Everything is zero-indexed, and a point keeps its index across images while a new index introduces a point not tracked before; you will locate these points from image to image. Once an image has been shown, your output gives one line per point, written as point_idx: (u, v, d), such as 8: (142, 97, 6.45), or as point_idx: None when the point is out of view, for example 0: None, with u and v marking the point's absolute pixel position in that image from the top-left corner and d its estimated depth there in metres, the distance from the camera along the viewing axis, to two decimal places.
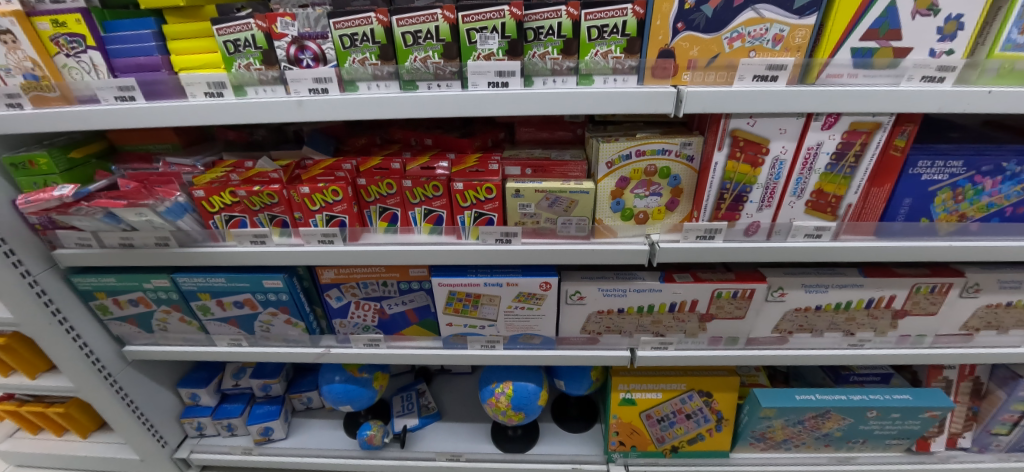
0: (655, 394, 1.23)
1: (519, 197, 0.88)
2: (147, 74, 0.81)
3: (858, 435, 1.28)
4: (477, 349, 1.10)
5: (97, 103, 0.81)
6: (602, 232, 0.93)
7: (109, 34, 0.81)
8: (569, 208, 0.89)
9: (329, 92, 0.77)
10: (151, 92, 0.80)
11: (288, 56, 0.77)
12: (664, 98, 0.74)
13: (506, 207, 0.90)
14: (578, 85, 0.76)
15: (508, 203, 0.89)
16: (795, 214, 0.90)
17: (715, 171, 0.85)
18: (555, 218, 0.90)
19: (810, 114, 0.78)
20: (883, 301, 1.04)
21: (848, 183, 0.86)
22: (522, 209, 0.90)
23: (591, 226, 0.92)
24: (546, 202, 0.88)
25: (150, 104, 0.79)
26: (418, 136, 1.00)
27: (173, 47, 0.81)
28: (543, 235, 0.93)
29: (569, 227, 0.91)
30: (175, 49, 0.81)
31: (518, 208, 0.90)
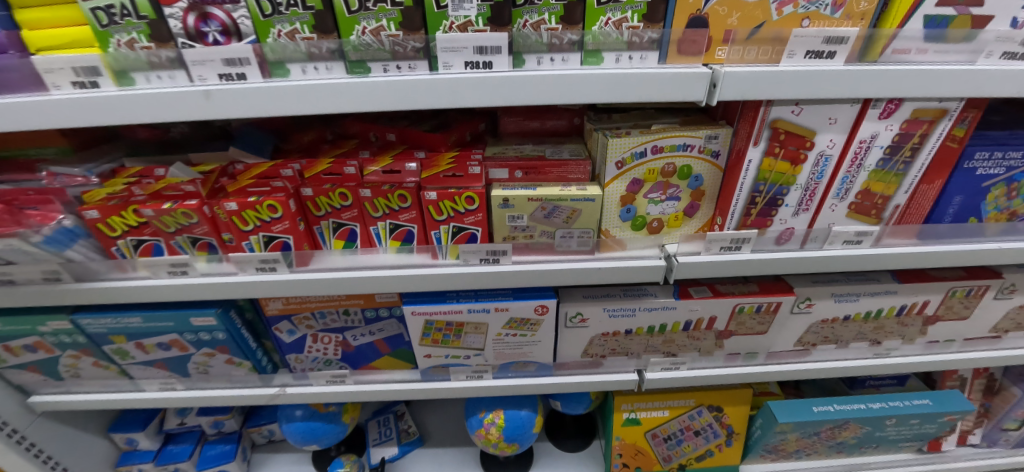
0: (662, 412, 1.11)
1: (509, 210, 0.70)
2: None
3: (874, 441, 1.19)
4: (461, 380, 0.94)
5: None
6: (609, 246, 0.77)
7: None
8: (570, 220, 0.72)
9: (249, 78, 0.57)
10: None
11: (184, 28, 0.55)
12: (694, 81, 0.58)
13: (493, 219, 0.72)
14: (583, 64, 0.58)
15: (496, 215, 0.71)
16: (835, 217, 0.76)
17: (747, 170, 0.69)
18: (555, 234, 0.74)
19: (868, 100, 0.63)
20: (916, 308, 0.94)
21: (898, 181, 0.72)
22: (511, 222, 0.72)
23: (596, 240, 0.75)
24: (542, 214, 0.71)
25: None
26: (379, 130, 0.81)
27: (22, 17, 0.57)
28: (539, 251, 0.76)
29: (570, 242, 0.75)
30: (25, 21, 0.57)
31: (507, 222, 0.72)
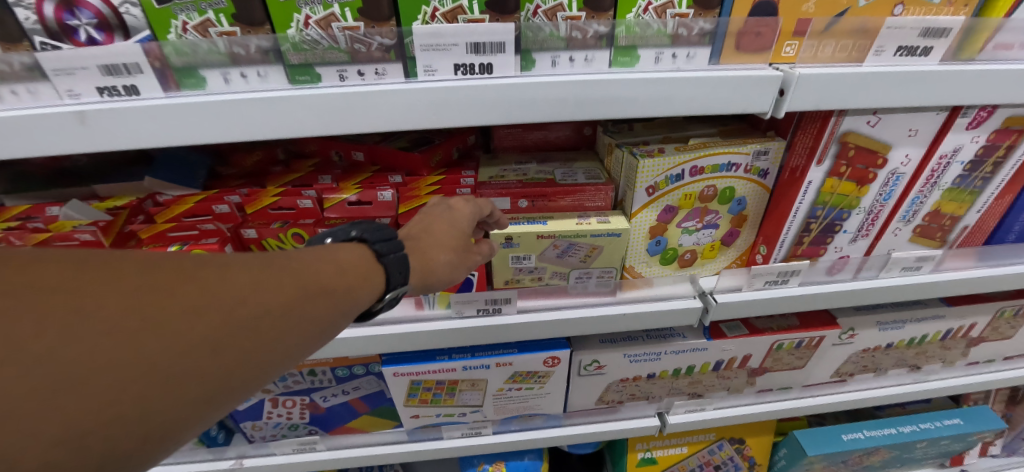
0: (680, 449, 0.99)
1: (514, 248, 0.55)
2: None
3: (900, 463, 1.11)
4: (455, 438, 0.79)
5: None
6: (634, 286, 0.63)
7: None
8: (589, 258, 0.58)
9: (143, 92, 0.40)
10: None
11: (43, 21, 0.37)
12: (759, 87, 0.44)
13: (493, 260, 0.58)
14: (612, 66, 0.43)
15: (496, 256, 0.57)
16: (896, 242, 0.64)
17: (805, 192, 0.56)
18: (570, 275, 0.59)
19: (959, 107, 0.51)
20: (962, 331, 0.84)
21: (972, 200, 0.61)
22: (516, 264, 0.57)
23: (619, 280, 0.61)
24: (555, 253, 0.57)
25: None
26: (343, 147, 0.64)
27: None
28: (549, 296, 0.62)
29: (588, 284, 0.61)
30: None
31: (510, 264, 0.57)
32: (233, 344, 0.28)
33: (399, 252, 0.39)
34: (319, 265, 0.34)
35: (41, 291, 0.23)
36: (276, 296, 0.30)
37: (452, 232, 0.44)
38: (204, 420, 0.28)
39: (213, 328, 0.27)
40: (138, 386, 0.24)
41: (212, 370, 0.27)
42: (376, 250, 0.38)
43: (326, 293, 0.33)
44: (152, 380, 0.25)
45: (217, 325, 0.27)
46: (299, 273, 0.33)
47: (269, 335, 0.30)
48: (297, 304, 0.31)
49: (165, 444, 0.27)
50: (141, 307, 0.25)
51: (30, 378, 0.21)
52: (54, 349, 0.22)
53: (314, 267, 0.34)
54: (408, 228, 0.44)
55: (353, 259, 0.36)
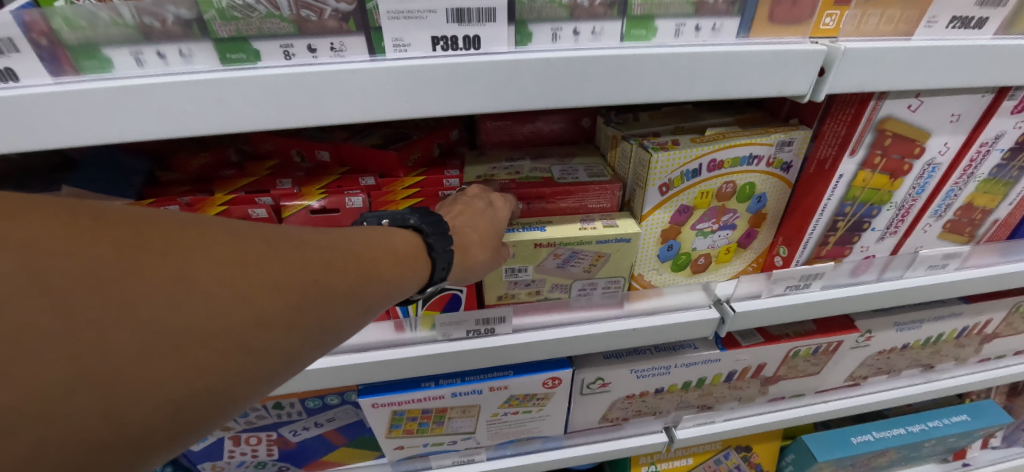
0: (685, 461, 0.93)
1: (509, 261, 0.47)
2: None
3: (906, 462, 1.08)
4: (445, 467, 0.71)
5: None
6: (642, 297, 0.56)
7: None
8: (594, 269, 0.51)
9: (25, 78, 0.30)
10: None
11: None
12: (797, 65, 0.37)
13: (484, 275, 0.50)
14: (625, 40, 0.36)
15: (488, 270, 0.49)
16: (924, 239, 0.59)
17: (834, 187, 0.50)
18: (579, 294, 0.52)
19: (1007, 88, 0.45)
20: (977, 328, 0.80)
21: (1006, 191, 0.56)
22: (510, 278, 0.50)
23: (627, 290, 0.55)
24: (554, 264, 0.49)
25: None
26: (305, 146, 0.55)
27: None
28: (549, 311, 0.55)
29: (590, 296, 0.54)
30: None
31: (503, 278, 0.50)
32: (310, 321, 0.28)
33: (446, 252, 0.38)
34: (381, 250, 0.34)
35: (154, 247, 0.22)
36: (346, 279, 0.30)
37: (493, 235, 0.42)
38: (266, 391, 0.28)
39: (296, 304, 0.27)
40: (233, 356, 0.24)
41: (290, 345, 0.27)
42: (426, 243, 0.38)
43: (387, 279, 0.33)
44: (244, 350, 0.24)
45: (302, 302, 0.27)
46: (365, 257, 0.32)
47: (341, 314, 0.30)
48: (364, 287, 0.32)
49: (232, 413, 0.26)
50: (242, 279, 0.24)
51: (135, 340, 0.20)
52: (167, 314, 0.21)
53: (374, 250, 0.34)
54: (452, 217, 0.42)
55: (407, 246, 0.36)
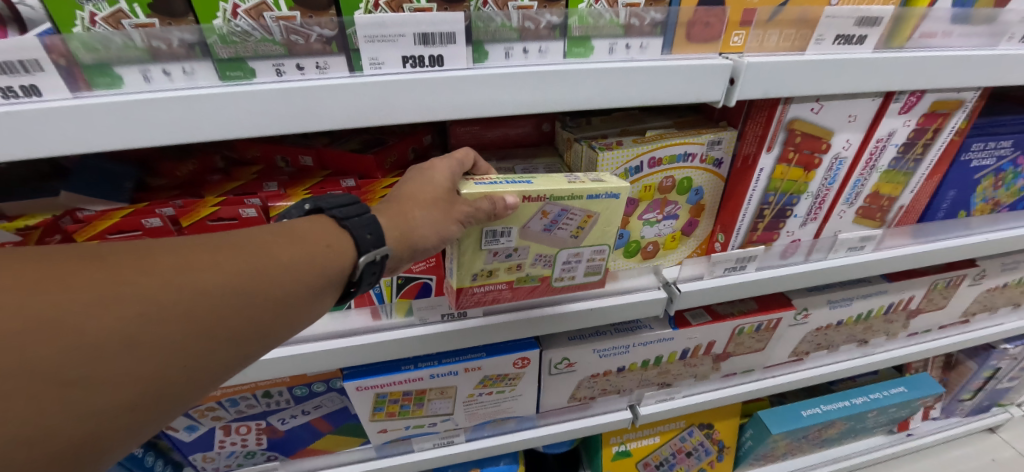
0: (653, 439, 1.00)
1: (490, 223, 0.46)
2: None
3: (854, 433, 1.18)
4: (427, 449, 0.76)
5: None
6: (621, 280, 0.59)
7: None
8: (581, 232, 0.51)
9: (46, 93, 0.35)
10: None
11: (13, 10, 0.35)
12: (710, 75, 0.45)
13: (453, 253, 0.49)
14: (567, 56, 0.42)
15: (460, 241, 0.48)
16: (841, 224, 0.67)
17: (758, 179, 0.58)
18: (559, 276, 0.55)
19: (891, 92, 0.54)
20: (902, 304, 0.90)
21: (906, 181, 0.65)
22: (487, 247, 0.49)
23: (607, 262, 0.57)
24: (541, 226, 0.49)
25: None
26: (289, 152, 0.60)
27: None
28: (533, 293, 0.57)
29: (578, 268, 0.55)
30: None
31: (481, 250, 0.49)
32: (196, 335, 0.31)
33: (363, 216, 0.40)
34: (284, 254, 0.36)
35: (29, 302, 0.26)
36: (237, 282, 0.33)
37: (428, 190, 0.44)
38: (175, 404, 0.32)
39: (180, 319, 0.31)
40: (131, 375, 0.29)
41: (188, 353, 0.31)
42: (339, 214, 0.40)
43: (286, 283, 0.36)
44: (125, 373, 0.28)
45: (189, 311, 0.31)
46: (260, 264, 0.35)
47: (241, 312, 0.34)
48: (257, 295, 0.34)
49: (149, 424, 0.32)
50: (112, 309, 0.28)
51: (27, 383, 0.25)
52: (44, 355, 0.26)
53: (274, 246, 0.36)
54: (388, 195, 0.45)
55: (319, 245, 0.38)
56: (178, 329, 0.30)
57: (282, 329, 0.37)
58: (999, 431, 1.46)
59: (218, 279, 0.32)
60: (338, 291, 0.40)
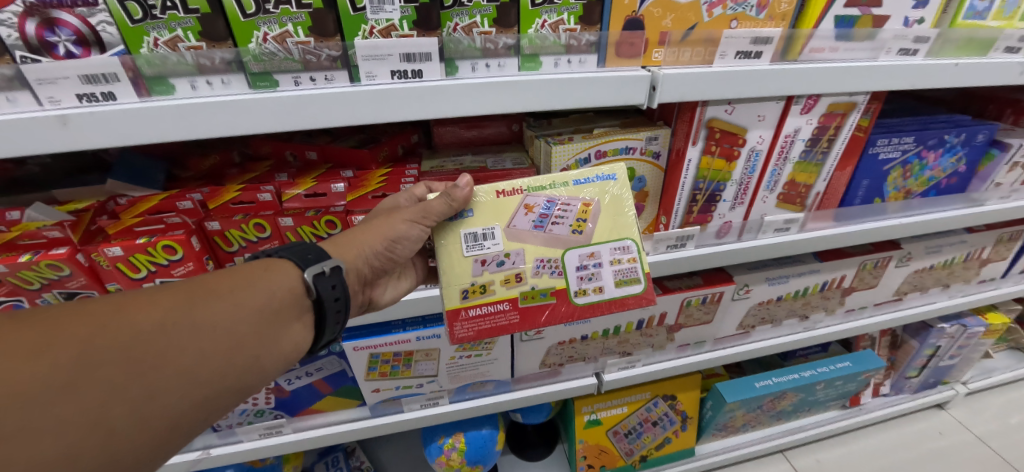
0: (621, 409, 1.11)
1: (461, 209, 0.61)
2: None
3: (807, 405, 1.29)
4: (416, 409, 0.87)
5: None
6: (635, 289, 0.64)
7: None
8: (581, 221, 0.63)
9: (119, 97, 0.46)
10: None
11: (95, 33, 0.44)
12: (634, 84, 0.57)
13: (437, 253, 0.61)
14: (521, 70, 0.55)
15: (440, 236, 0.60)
16: (766, 208, 0.80)
17: (687, 169, 0.70)
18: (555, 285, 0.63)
19: (791, 97, 0.66)
20: (836, 282, 1.02)
21: (818, 170, 0.77)
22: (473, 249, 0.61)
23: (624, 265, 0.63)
24: (530, 221, 0.61)
25: None
26: (296, 148, 0.72)
27: None
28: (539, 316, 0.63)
29: (600, 270, 0.62)
30: None
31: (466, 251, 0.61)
32: (172, 355, 0.39)
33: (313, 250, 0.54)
34: (230, 283, 0.46)
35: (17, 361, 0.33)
36: (191, 313, 0.42)
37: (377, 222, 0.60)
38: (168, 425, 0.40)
39: (149, 346, 0.38)
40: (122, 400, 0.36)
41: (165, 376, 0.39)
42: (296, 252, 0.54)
43: (233, 307, 0.45)
44: (114, 401, 0.36)
45: (155, 341, 0.39)
46: (206, 295, 0.44)
47: (203, 337, 0.42)
48: (215, 317, 0.43)
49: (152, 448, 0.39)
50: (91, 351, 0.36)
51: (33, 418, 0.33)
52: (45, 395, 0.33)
53: (214, 285, 0.46)
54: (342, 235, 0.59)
55: (262, 274, 0.49)
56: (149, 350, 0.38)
57: (245, 353, 0.45)
58: (947, 407, 1.59)
59: (172, 315, 0.41)
60: (285, 315, 0.50)
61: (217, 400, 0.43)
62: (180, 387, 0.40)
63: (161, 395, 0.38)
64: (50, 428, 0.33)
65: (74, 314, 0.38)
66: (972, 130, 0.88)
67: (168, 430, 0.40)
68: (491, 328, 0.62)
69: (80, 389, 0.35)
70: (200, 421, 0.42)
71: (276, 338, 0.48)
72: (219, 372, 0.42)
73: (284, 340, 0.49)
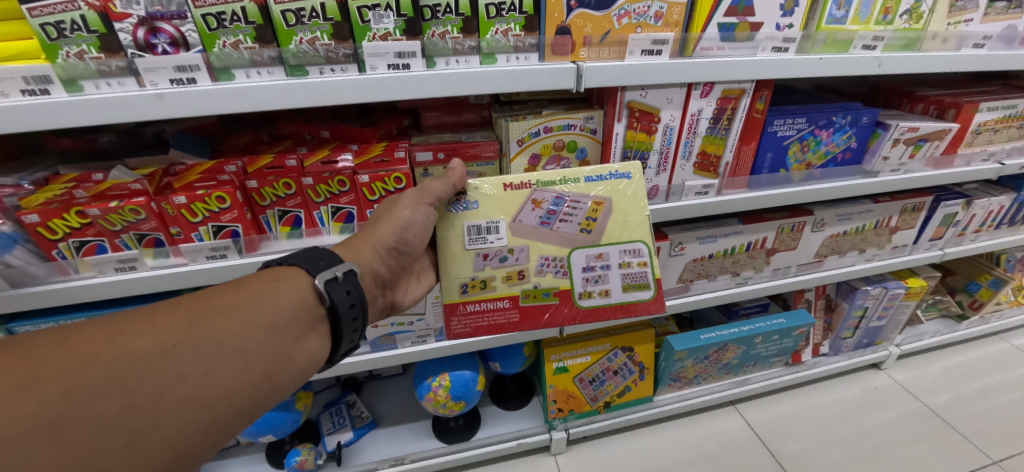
0: (585, 358, 1.29)
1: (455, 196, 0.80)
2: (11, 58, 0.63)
3: (751, 359, 1.48)
4: (407, 346, 1.07)
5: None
6: (638, 293, 0.86)
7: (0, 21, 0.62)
8: (591, 221, 0.83)
9: (198, 82, 0.66)
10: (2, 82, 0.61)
11: (184, 37, 0.65)
12: (565, 74, 0.77)
13: (438, 240, 0.81)
14: (481, 64, 0.76)
15: (444, 228, 0.81)
16: (686, 175, 1.01)
17: (616, 141, 0.91)
18: (561, 283, 0.86)
19: (690, 85, 0.87)
20: (759, 243, 1.22)
21: (724, 143, 0.97)
22: (475, 240, 0.81)
23: (629, 270, 0.85)
24: (538, 216, 0.82)
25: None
26: (313, 129, 0.92)
27: None
28: (545, 312, 0.87)
29: (603, 275, 0.84)
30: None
31: (469, 242, 0.82)
32: (186, 373, 0.48)
33: (319, 258, 0.66)
34: (245, 300, 0.57)
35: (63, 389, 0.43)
36: (197, 332, 0.51)
37: (384, 221, 0.75)
38: (182, 441, 0.48)
39: (167, 363, 0.48)
40: (155, 408, 0.46)
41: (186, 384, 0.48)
42: (308, 256, 0.66)
43: (240, 323, 0.54)
44: (149, 412, 0.45)
45: (170, 359, 0.48)
46: (219, 312, 0.54)
47: (214, 350, 0.51)
48: (228, 333, 0.53)
49: (167, 463, 0.47)
50: (120, 375, 0.45)
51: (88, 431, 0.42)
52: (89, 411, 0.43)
53: (217, 305, 0.55)
54: (362, 234, 0.75)
55: (274, 287, 0.60)
56: (167, 370, 0.47)
57: (259, 360, 0.54)
58: (885, 368, 1.78)
59: (184, 337, 0.50)
60: (292, 319, 0.59)
61: (229, 415, 0.51)
62: (192, 403, 0.48)
63: (175, 411, 0.47)
64: (102, 435, 0.43)
65: (101, 338, 0.47)
66: (856, 113, 1.09)
67: (201, 433, 0.49)
68: (484, 326, 0.86)
69: (106, 404, 0.44)
70: (227, 424, 0.51)
71: (291, 347, 0.58)
72: (230, 387, 0.51)
73: (297, 352, 0.59)
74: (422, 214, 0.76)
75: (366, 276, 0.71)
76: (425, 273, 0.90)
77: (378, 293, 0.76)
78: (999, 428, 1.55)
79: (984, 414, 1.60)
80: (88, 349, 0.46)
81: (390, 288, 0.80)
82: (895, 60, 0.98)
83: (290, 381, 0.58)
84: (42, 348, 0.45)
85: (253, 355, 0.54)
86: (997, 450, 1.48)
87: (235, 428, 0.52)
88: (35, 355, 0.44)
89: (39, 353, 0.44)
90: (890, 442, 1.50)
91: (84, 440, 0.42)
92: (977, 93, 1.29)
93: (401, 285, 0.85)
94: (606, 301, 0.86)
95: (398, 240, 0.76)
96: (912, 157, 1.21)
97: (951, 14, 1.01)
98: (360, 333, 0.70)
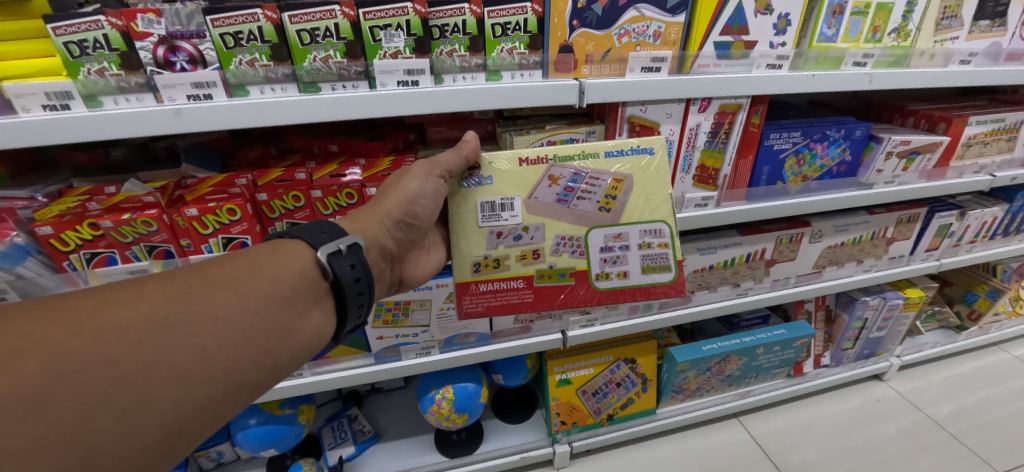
0: (588, 370, 1.29)
1: (467, 172, 0.81)
2: (31, 75, 0.64)
3: (752, 371, 1.48)
4: (412, 358, 1.07)
5: (10, 114, 0.64)
6: (658, 275, 0.88)
7: (24, 38, 0.64)
8: (610, 199, 0.84)
9: (215, 98, 0.69)
10: (22, 96, 0.63)
11: (202, 54, 0.68)
12: (569, 90, 0.80)
13: (451, 215, 0.82)
14: (487, 81, 0.78)
15: (458, 203, 0.82)
16: (686, 187, 1.04)
17: None
18: (577, 263, 0.87)
19: (688, 100, 0.90)
20: (758, 254, 1.24)
21: (722, 157, 1.00)
22: (488, 217, 0.83)
23: (647, 252, 0.87)
24: (555, 193, 0.83)
25: (16, 120, 0.62)
26: (322, 143, 0.95)
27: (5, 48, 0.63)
28: (560, 293, 0.88)
29: (625, 256, 0.86)
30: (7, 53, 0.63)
31: (483, 219, 0.83)
32: (178, 346, 0.47)
33: (324, 231, 0.66)
34: (242, 272, 0.56)
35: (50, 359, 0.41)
36: (191, 304, 0.50)
37: (392, 192, 0.75)
38: (176, 417, 0.47)
39: (158, 334, 0.47)
40: (148, 379, 0.45)
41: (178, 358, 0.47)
42: (316, 228, 0.66)
43: (236, 296, 0.54)
44: (142, 383, 0.44)
45: (163, 329, 0.47)
46: (215, 284, 0.53)
47: (207, 322, 0.50)
48: (224, 306, 0.52)
49: (160, 439, 0.46)
50: (111, 345, 0.44)
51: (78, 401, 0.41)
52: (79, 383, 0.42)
53: (212, 279, 0.54)
54: (372, 203, 0.75)
55: (273, 259, 0.60)
56: (158, 343, 0.46)
57: (256, 334, 0.54)
58: (886, 379, 1.78)
59: (178, 308, 0.49)
60: (291, 294, 0.59)
61: (226, 392, 0.51)
62: (185, 378, 0.47)
63: (168, 386, 0.46)
64: (92, 407, 0.42)
65: (92, 308, 0.46)
66: (849, 127, 1.12)
67: (195, 407, 0.48)
68: (496, 308, 0.88)
69: (98, 374, 0.43)
70: (224, 400, 0.51)
71: (291, 321, 0.58)
72: (227, 362, 0.50)
73: (298, 327, 0.59)
74: (431, 185, 0.77)
75: (373, 249, 0.71)
76: (434, 247, 0.91)
77: (385, 267, 0.77)
78: (1001, 438, 1.55)
79: (988, 424, 1.60)
80: (75, 320, 0.44)
81: (398, 261, 0.81)
82: (885, 76, 1.01)
83: (291, 358, 0.58)
84: (23, 320, 0.43)
85: (250, 329, 0.53)
86: (1000, 460, 1.47)
87: (232, 404, 0.52)
88: (15, 326, 0.42)
89: (21, 324, 0.43)
90: (893, 453, 1.50)
91: (69, 415, 0.41)
92: (967, 107, 1.33)
93: (410, 259, 0.85)
94: (624, 282, 0.87)
95: (407, 213, 0.76)
96: (904, 170, 1.23)
97: (939, 31, 1.05)
98: (364, 310, 0.70)
